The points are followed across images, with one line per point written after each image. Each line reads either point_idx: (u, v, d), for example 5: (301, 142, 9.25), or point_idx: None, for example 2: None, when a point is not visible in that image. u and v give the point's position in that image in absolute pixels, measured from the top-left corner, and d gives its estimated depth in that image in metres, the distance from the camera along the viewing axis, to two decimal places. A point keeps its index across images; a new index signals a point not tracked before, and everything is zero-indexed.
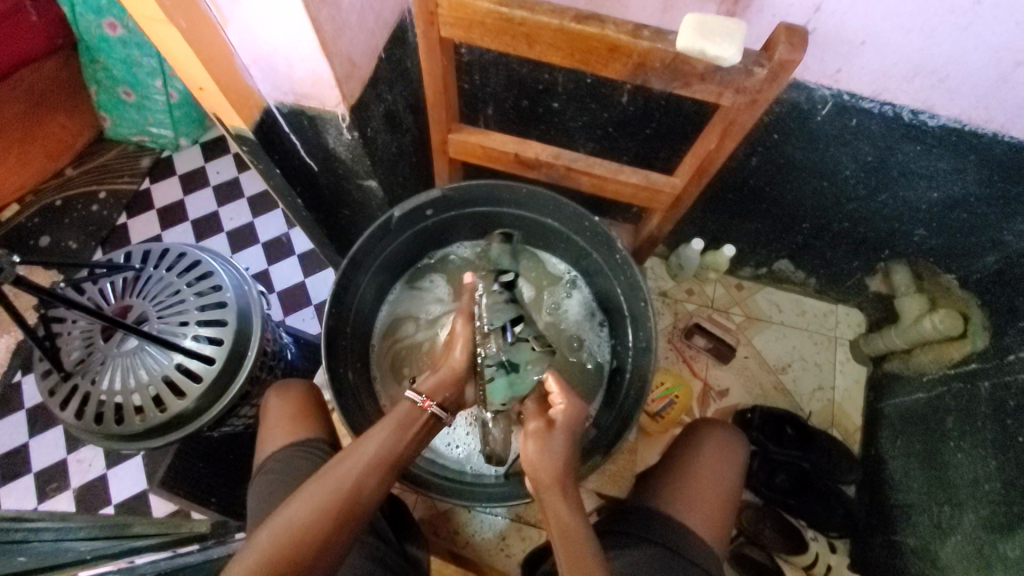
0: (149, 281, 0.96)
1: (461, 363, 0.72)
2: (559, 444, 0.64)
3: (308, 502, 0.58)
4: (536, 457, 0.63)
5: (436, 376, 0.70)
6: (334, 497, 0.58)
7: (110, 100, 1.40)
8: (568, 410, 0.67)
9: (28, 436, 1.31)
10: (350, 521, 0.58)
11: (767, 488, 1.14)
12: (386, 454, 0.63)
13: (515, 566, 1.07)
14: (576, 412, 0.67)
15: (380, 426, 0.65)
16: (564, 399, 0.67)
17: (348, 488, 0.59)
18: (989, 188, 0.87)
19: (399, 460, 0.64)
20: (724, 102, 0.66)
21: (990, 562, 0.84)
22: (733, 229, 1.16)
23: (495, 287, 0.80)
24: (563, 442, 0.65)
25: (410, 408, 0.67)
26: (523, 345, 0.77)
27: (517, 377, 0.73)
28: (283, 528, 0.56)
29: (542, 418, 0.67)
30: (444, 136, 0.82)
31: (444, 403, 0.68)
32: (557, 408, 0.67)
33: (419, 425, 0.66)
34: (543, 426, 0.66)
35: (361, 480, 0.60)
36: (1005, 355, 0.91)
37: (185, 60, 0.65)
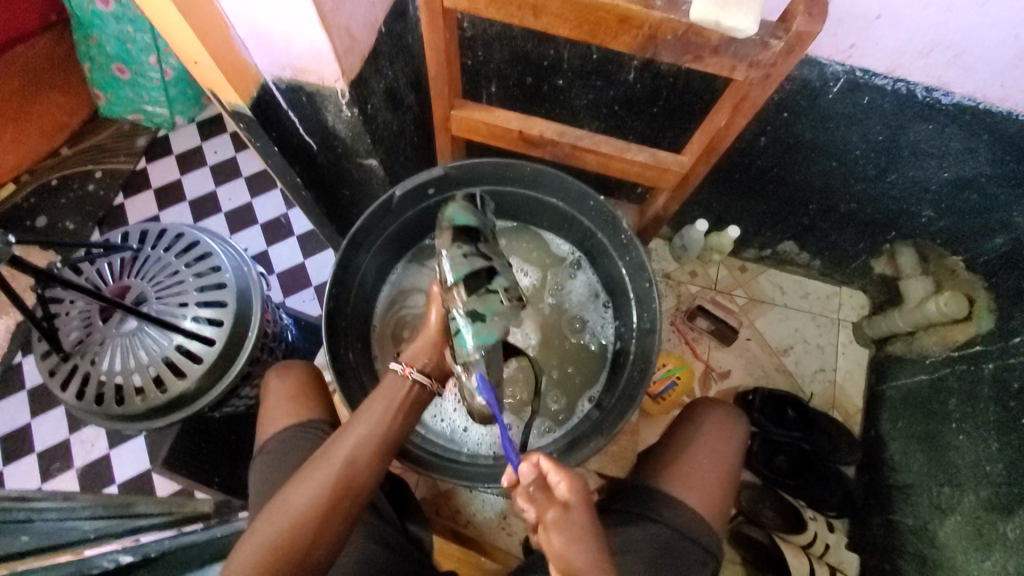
0: (148, 261, 0.94)
1: (435, 323, 0.72)
2: (581, 528, 0.54)
3: (307, 480, 0.59)
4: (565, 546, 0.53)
5: (415, 343, 0.72)
6: (329, 473, 0.59)
7: (104, 77, 1.37)
8: (577, 491, 0.56)
9: (31, 417, 1.31)
10: (348, 495, 0.59)
11: (767, 469, 1.14)
12: (378, 430, 0.64)
13: (516, 545, 1.08)
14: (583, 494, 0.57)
15: (370, 401, 0.66)
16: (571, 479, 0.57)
17: (342, 464, 0.60)
18: (1001, 169, 0.85)
19: (393, 431, 0.65)
20: (736, 76, 0.64)
21: (991, 544, 0.85)
22: (739, 210, 1.15)
23: (454, 235, 0.71)
24: (582, 523, 0.55)
25: (393, 377, 0.69)
26: (493, 296, 0.68)
27: (482, 326, 0.67)
28: (282, 510, 0.57)
29: (552, 502, 0.56)
30: (445, 112, 0.80)
31: (423, 368, 0.71)
32: (563, 489, 0.57)
33: (405, 400, 0.68)
34: (558, 512, 0.55)
35: (355, 458, 0.61)
36: (1011, 337, 0.91)
37: (179, 32, 0.63)
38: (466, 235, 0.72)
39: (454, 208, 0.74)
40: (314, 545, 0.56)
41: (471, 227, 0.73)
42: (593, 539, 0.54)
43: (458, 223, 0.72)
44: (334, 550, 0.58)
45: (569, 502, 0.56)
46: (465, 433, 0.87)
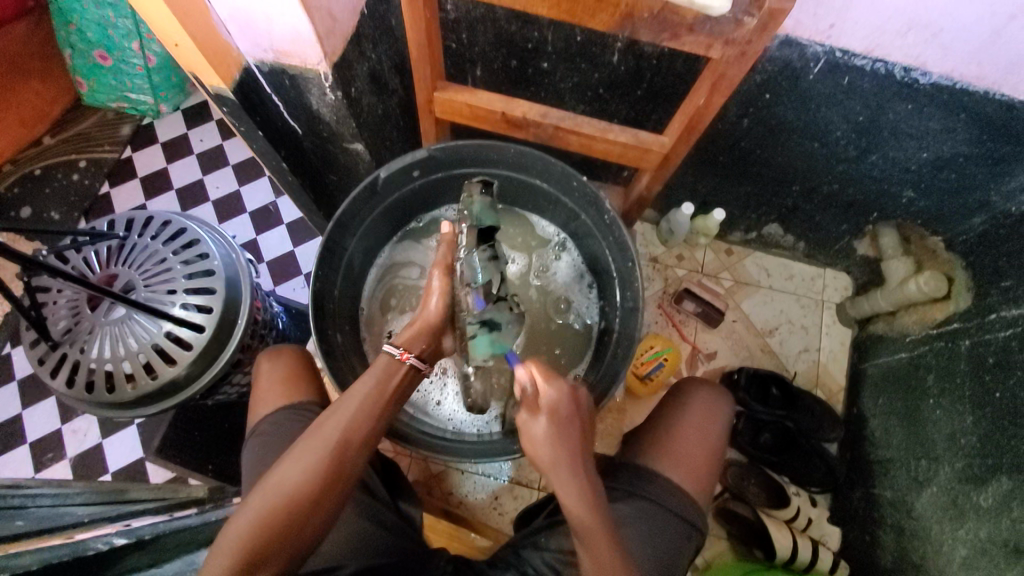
0: (135, 249, 0.94)
1: (435, 312, 0.72)
2: (553, 435, 0.59)
3: (300, 458, 0.59)
4: (541, 439, 0.59)
5: (413, 328, 0.71)
6: (323, 454, 0.58)
7: (85, 64, 1.35)
8: (558, 398, 0.60)
9: (22, 408, 1.31)
10: (341, 475, 0.59)
11: (752, 447, 1.17)
12: (372, 407, 0.63)
13: (507, 525, 1.10)
14: (565, 398, 0.61)
15: (364, 378, 0.65)
16: (553, 389, 0.61)
17: (336, 445, 0.59)
18: (978, 148, 0.87)
19: (387, 409, 0.64)
20: (713, 54, 0.65)
21: (965, 513, 0.88)
22: (724, 192, 1.16)
23: (478, 238, 0.72)
24: (554, 430, 0.59)
25: (389, 360, 0.67)
26: (504, 305, 0.72)
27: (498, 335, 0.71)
28: (275, 488, 0.57)
29: (534, 406, 0.61)
30: (429, 94, 0.81)
31: (420, 354, 0.69)
32: (545, 398, 0.60)
33: (399, 375, 0.66)
34: (531, 418, 0.60)
35: (350, 435, 0.61)
36: (987, 314, 0.93)
37: (159, 14, 0.63)
38: (483, 236, 0.72)
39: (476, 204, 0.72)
40: (306, 523, 0.57)
41: (490, 229, 0.72)
42: (564, 446, 0.59)
43: (482, 223, 0.71)
44: (327, 525, 0.59)
45: (543, 409, 0.60)
46: (438, 407, 0.90)
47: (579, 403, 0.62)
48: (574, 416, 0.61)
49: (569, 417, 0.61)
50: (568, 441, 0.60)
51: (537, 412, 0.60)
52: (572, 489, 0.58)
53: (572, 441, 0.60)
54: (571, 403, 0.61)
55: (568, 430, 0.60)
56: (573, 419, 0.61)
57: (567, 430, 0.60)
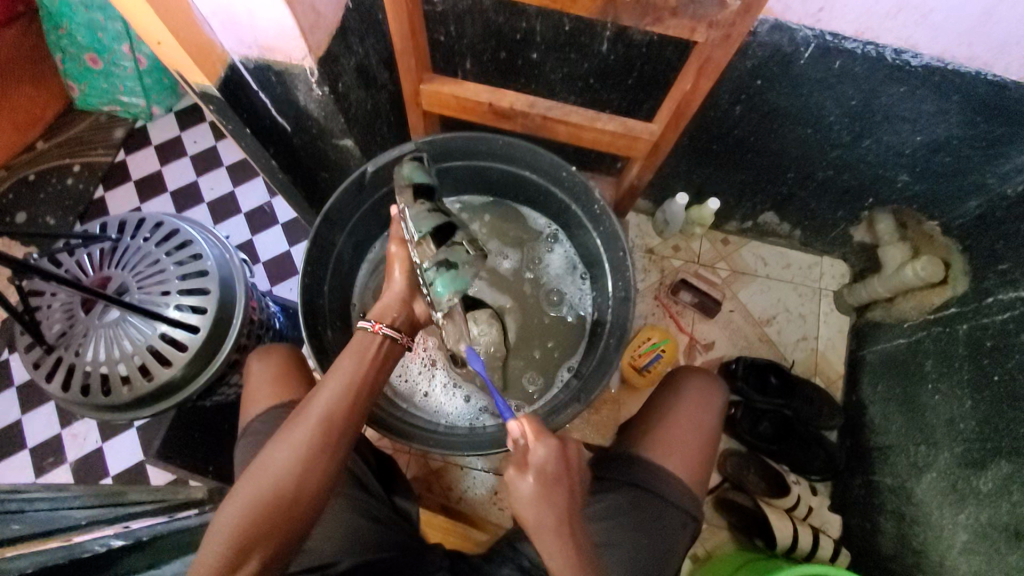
0: (128, 251, 0.94)
1: (402, 285, 0.74)
2: (546, 494, 0.57)
3: (286, 440, 0.59)
4: (533, 498, 0.57)
5: (381, 303, 0.72)
6: (308, 433, 0.59)
7: (76, 68, 1.35)
8: (549, 455, 0.58)
9: (21, 413, 1.31)
10: (326, 454, 0.59)
11: (751, 435, 1.16)
12: (353, 387, 0.63)
13: (507, 519, 1.10)
14: (555, 456, 0.58)
15: (343, 358, 0.65)
16: (543, 447, 0.58)
17: (320, 424, 0.60)
18: (972, 130, 0.86)
19: (369, 388, 0.65)
20: (698, 38, 0.65)
21: (965, 497, 0.88)
22: (719, 181, 1.15)
23: (415, 194, 0.73)
24: (542, 490, 0.57)
25: (363, 335, 0.68)
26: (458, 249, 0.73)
27: (455, 274, 0.71)
28: (262, 474, 0.57)
29: (523, 466, 0.58)
30: (415, 87, 0.80)
31: (393, 324, 0.71)
32: (535, 457, 0.58)
33: (376, 352, 0.67)
34: (518, 477, 0.58)
35: (334, 413, 0.61)
36: (985, 298, 0.93)
37: (141, 12, 0.62)
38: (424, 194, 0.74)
39: (407, 169, 0.74)
40: (296, 505, 0.57)
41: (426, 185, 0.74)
42: (550, 504, 0.57)
43: (416, 181, 0.73)
44: (319, 507, 0.59)
45: (531, 470, 0.57)
46: (426, 398, 0.89)
47: (570, 458, 0.60)
48: (567, 471, 0.59)
49: (560, 477, 0.58)
50: (556, 502, 0.57)
51: (524, 471, 0.58)
52: (556, 549, 0.56)
53: (560, 507, 0.57)
54: (564, 461, 0.59)
55: (558, 490, 0.57)
56: (565, 477, 0.58)
57: (556, 491, 0.57)
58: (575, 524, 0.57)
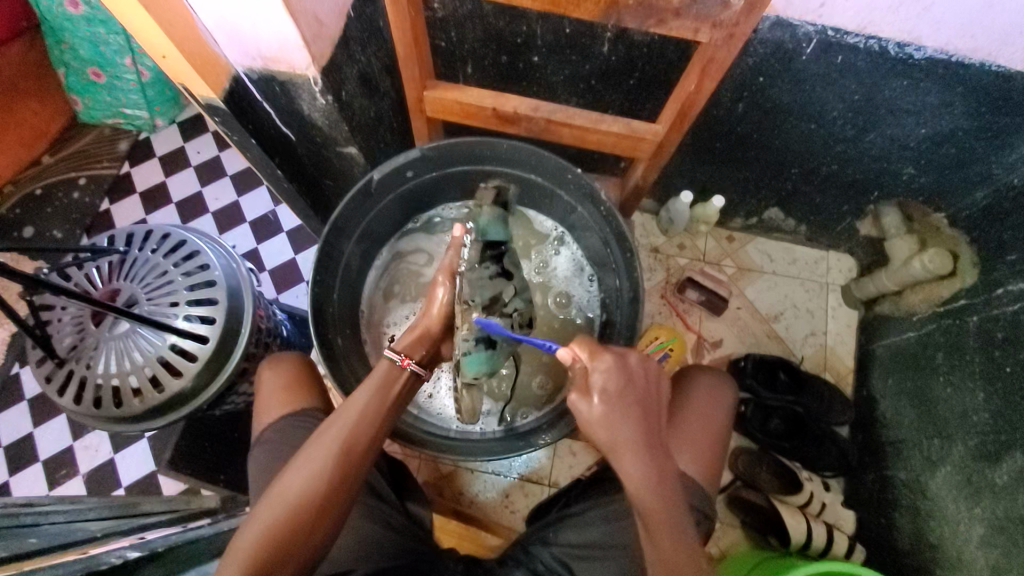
0: (136, 264, 0.94)
1: (436, 320, 0.72)
2: (619, 412, 0.59)
3: (302, 467, 0.59)
4: (601, 415, 0.59)
5: (414, 334, 0.70)
6: (326, 463, 0.59)
7: (78, 82, 1.35)
8: (610, 372, 0.60)
9: (33, 426, 1.32)
10: (344, 485, 0.59)
11: (763, 434, 1.16)
12: (372, 417, 0.63)
13: (519, 521, 1.10)
14: (615, 374, 0.60)
15: (364, 387, 0.65)
16: (600, 364, 0.60)
17: (338, 454, 0.59)
18: (977, 121, 0.86)
19: (388, 418, 0.64)
20: (701, 39, 0.65)
21: (979, 490, 0.87)
22: (723, 179, 1.15)
23: (482, 254, 0.78)
24: (612, 409, 0.59)
25: (390, 367, 0.66)
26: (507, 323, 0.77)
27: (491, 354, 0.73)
28: (279, 498, 0.57)
29: (583, 388, 0.60)
30: (419, 93, 0.80)
31: (420, 361, 0.69)
32: (595, 374, 0.60)
33: (400, 384, 0.66)
34: (583, 398, 0.60)
35: (352, 444, 0.61)
36: (994, 289, 0.92)
37: (144, 26, 0.63)
38: (490, 251, 0.80)
39: (485, 218, 0.81)
40: (310, 533, 0.57)
41: (496, 242, 0.81)
42: (621, 421, 0.58)
43: (490, 237, 0.81)
44: (332, 535, 0.59)
45: (595, 389, 0.59)
46: (430, 399, 0.90)
47: (634, 375, 0.61)
48: (630, 382, 0.60)
49: (624, 392, 0.60)
50: (626, 421, 0.59)
51: (589, 392, 0.60)
52: (635, 461, 0.58)
53: (630, 425, 0.59)
54: (628, 377, 0.60)
55: (627, 408, 0.59)
56: (629, 391, 0.60)
57: (627, 406, 0.59)
58: (650, 433, 0.60)
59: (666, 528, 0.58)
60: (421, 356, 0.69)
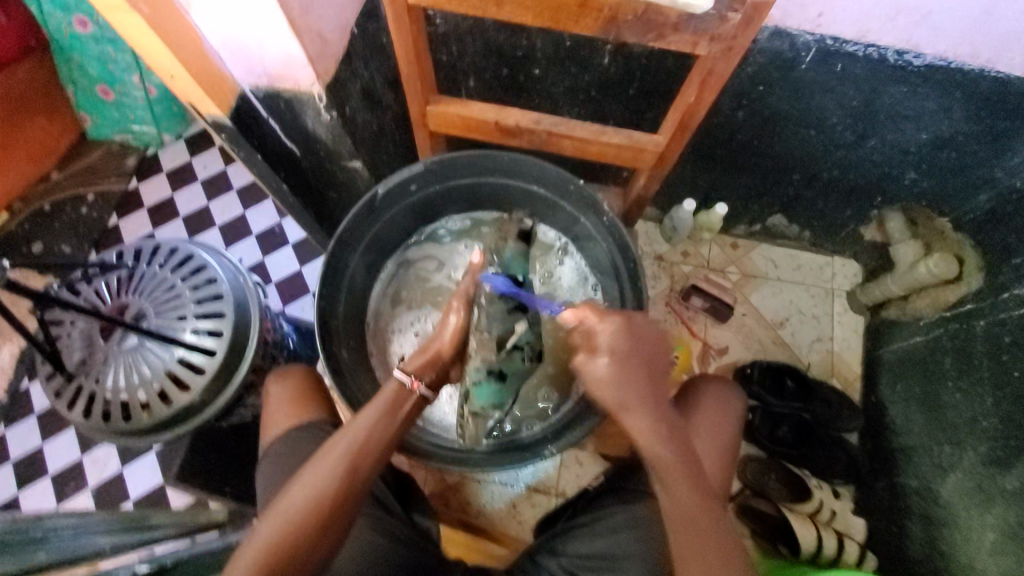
0: (144, 278, 0.95)
1: (448, 346, 0.71)
2: (626, 368, 0.62)
3: (305, 485, 0.59)
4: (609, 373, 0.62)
5: (423, 357, 0.70)
6: (329, 482, 0.59)
7: (87, 99, 1.38)
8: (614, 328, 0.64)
9: (42, 441, 1.33)
10: (346, 505, 0.59)
11: (770, 441, 1.15)
12: (376, 438, 0.63)
13: (526, 532, 1.10)
14: (622, 335, 0.64)
15: (372, 407, 0.66)
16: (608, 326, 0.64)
17: (343, 474, 0.60)
18: (979, 125, 0.86)
19: (392, 440, 0.65)
20: (699, 51, 0.65)
21: (991, 497, 0.86)
22: (725, 186, 1.15)
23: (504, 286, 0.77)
24: (619, 366, 0.62)
25: (400, 387, 0.68)
26: (516, 357, 0.79)
27: (500, 387, 0.78)
28: (281, 516, 0.57)
29: (589, 349, 0.64)
30: (422, 108, 0.82)
31: (429, 383, 0.69)
32: (602, 335, 0.64)
33: (408, 407, 0.67)
34: (590, 359, 0.64)
35: (357, 465, 0.61)
36: (1001, 293, 0.92)
37: (153, 47, 0.64)
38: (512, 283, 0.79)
39: (508, 254, 0.80)
40: (311, 552, 0.57)
41: (518, 277, 0.80)
42: (625, 379, 0.62)
43: (511, 273, 0.79)
44: (332, 554, 0.59)
45: (602, 349, 0.63)
46: (432, 409, 0.90)
47: (638, 333, 0.65)
48: (637, 342, 0.64)
49: (632, 352, 0.63)
50: (633, 382, 0.62)
51: (595, 353, 0.64)
52: (643, 417, 0.62)
53: (636, 384, 0.62)
54: (631, 336, 0.64)
55: (631, 366, 0.63)
56: (634, 349, 0.64)
57: (631, 368, 0.62)
58: (656, 392, 0.63)
59: (680, 484, 0.59)
60: (429, 381, 0.69)
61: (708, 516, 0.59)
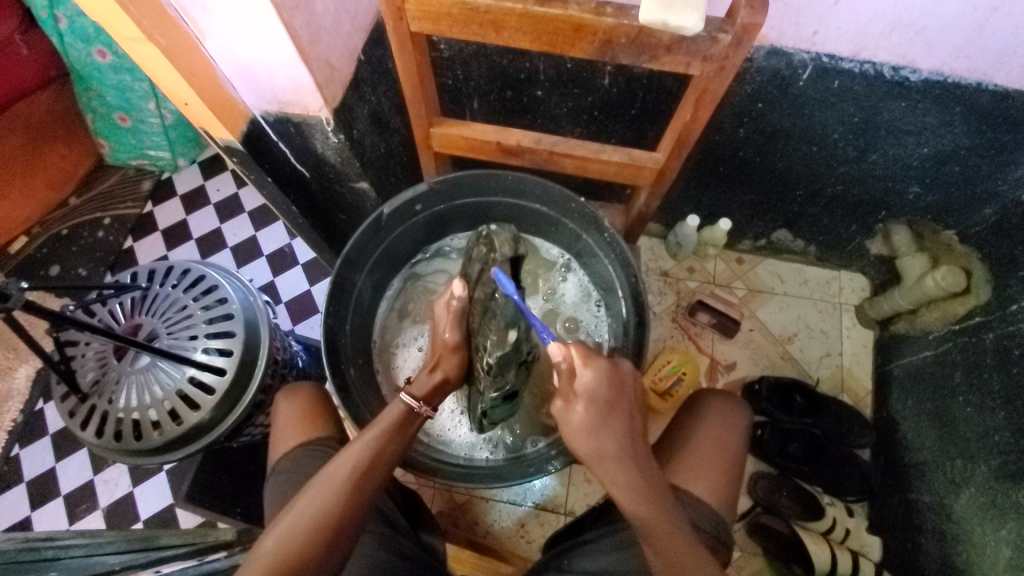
0: (157, 299, 0.97)
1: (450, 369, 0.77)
2: (602, 420, 0.64)
3: (312, 502, 0.59)
4: (585, 421, 0.64)
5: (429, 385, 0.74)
6: (336, 496, 0.60)
7: (106, 126, 1.42)
8: (598, 376, 0.65)
9: (55, 461, 1.35)
10: (352, 520, 0.60)
11: (780, 458, 1.14)
12: (380, 456, 0.65)
13: (534, 551, 1.09)
14: (602, 385, 0.65)
15: (375, 426, 0.68)
16: (590, 373, 0.65)
17: (350, 489, 0.61)
18: (979, 139, 0.87)
19: (394, 458, 0.66)
20: (693, 71, 0.67)
21: (1006, 513, 0.84)
22: (729, 202, 1.16)
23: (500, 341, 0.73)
24: (592, 417, 0.64)
25: (403, 408, 0.70)
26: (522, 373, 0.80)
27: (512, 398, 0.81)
28: (288, 532, 0.57)
29: (569, 396, 0.66)
30: (425, 130, 0.84)
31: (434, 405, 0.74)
32: (582, 383, 0.65)
33: (411, 428, 0.69)
34: (568, 409, 0.66)
35: (363, 481, 0.62)
36: (1009, 306, 0.91)
37: (168, 76, 0.67)
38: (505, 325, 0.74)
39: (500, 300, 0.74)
40: (319, 566, 0.56)
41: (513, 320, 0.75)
42: (601, 429, 0.64)
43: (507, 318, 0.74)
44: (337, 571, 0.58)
45: (580, 400, 0.65)
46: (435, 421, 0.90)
47: (620, 383, 0.67)
48: (617, 391, 0.66)
49: (610, 401, 0.65)
50: (608, 431, 0.64)
51: (572, 401, 0.66)
52: (622, 467, 0.63)
53: (613, 435, 0.64)
54: (610, 387, 0.66)
55: (606, 415, 0.65)
56: (613, 401, 0.65)
57: (609, 419, 0.65)
58: (636, 445, 0.65)
59: (665, 536, 0.61)
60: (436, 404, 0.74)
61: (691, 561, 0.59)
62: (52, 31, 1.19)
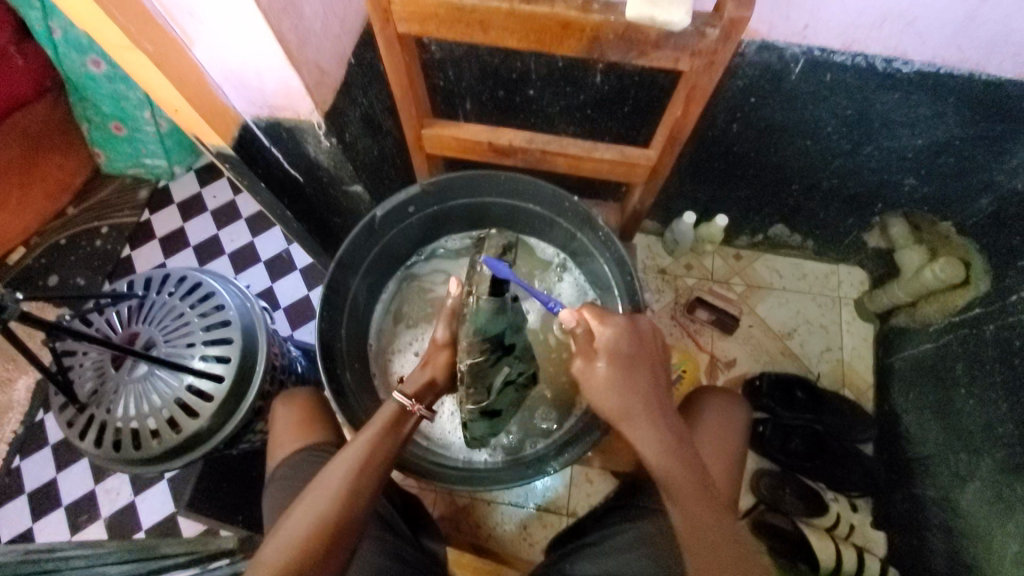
0: (154, 307, 0.97)
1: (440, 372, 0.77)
2: (624, 376, 0.66)
3: (308, 510, 0.59)
4: (611, 376, 0.66)
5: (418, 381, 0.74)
6: (333, 503, 0.59)
7: (102, 135, 1.42)
8: (613, 335, 0.68)
9: (56, 471, 1.34)
10: (349, 524, 0.59)
11: (782, 453, 1.13)
12: (374, 459, 0.64)
13: (537, 553, 1.08)
14: (621, 340, 0.68)
15: (367, 429, 0.67)
16: (608, 329, 0.68)
17: (347, 494, 0.60)
18: (974, 129, 0.86)
19: (389, 458, 0.66)
20: (682, 67, 0.67)
21: (1010, 504, 0.84)
22: (725, 198, 1.15)
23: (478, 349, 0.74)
24: (616, 374, 0.66)
25: (395, 409, 0.70)
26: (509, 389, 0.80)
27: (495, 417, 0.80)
28: (283, 544, 0.56)
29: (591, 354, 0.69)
30: (417, 132, 0.83)
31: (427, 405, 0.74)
32: (603, 340, 0.68)
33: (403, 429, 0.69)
34: (592, 369, 0.69)
35: (359, 484, 0.62)
36: (1009, 296, 0.90)
37: (158, 83, 0.67)
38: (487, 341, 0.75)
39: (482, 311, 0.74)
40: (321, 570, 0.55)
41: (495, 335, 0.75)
42: (626, 382, 0.66)
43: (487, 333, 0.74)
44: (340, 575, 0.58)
45: (602, 359, 0.68)
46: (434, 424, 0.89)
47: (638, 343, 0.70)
48: (638, 345, 0.69)
49: (630, 357, 0.68)
50: (634, 384, 0.66)
51: (595, 360, 0.69)
52: (648, 423, 0.64)
53: (639, 388, 0.66)
54: (629, 345, 0.69)
55: (630, 370, 0.67)
56: (636, 355, 0.68)
57: (631, 373, 0.67)
58: (660, 401, 0.66)
59: (687, 484, 0.60)
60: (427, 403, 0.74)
61: (723, 536, 0.57)
62: (47, 42, 1.19)
